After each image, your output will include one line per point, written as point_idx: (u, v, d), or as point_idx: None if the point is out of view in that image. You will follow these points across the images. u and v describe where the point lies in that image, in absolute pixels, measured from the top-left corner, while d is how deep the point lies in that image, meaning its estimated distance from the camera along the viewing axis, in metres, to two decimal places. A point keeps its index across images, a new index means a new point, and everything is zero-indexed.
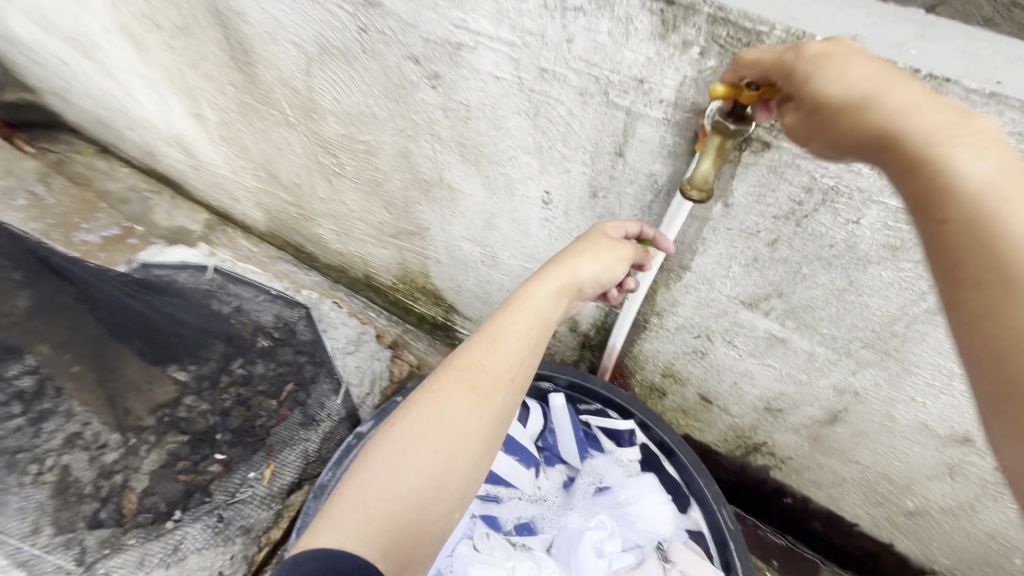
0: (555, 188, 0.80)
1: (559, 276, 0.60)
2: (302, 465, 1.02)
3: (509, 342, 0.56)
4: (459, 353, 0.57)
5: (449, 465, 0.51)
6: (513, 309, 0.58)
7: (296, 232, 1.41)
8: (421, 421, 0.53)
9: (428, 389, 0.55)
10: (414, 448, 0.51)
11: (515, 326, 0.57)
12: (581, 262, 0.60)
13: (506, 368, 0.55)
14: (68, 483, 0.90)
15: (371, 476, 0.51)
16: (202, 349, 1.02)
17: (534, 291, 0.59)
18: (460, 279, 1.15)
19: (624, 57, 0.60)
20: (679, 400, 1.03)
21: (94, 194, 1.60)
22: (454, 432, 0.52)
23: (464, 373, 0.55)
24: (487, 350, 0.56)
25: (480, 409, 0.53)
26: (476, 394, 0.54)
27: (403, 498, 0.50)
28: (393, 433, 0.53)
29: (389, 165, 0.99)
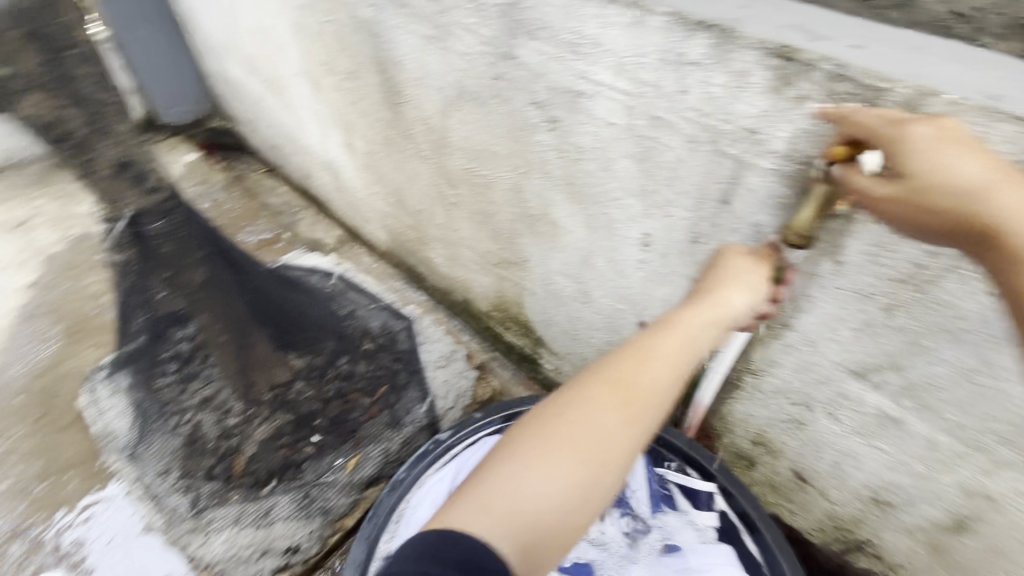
0: (656, 231, 0.82)
1: (716, 302, 0.55)
2: (382, 462, 1.08)
3: (665, 361, 0.51)
4: (606, 363, 0.51)
5: (593, 480, 0.46)
6: (662, 330, 0.53)
7: (411, 253, 1.56)
8: (565, 426, 0.47)
9: (573, 394, 0.49)
10: (560, 451, 0.46)
11: (672, 347, 0.52)
12: (734, 290, 0.56)
13: (662, 388, 0.50)
14: (196, 437, 1.05)
15: (509, 472, 0.45)
16: (317, 342, 1.12)
17: (693, 313, 0.54)
18: (552, 314, 1.18)
19: (736, 109, 0.62)
20: (769, 473, 0.94)
21: (258, 205, 1.92)
22: (600, 446, 0.46)
23: (616, 385, 0.49)
24: (644, 368, 0.50)
25: (629, 429, 0.48)
26: (626, 408, 0.49)
27: (546, 505, 0.44)
28: (533, 429, 0.48)
29: (501, 198, 1.07)
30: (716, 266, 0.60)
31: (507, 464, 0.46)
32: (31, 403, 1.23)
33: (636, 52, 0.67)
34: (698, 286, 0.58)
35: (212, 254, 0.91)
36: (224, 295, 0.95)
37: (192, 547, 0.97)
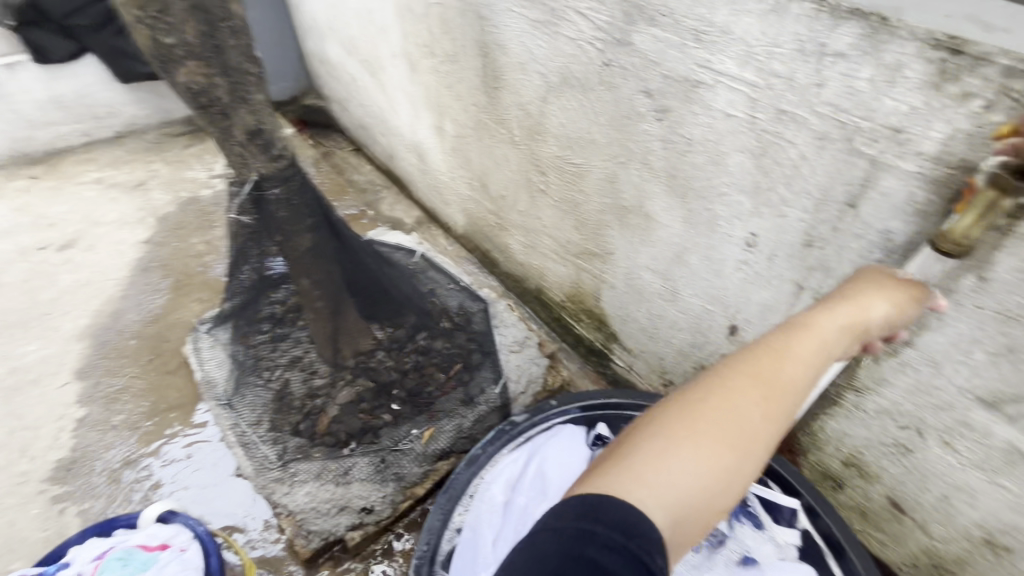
0: (765, 231, 0.78)
1: (855, 309, 0.56)
2: (454, 438, 1.13)
3: (803, 357, 0.52)
4: (747, 355, 0.53)
5: (737, 464, 0.47)
6: (800, 329, 0.55)
7: (487, 238, 1.57)
8: (712, 411, 0.49)
9: (716, 381, 0.51)
10: (708, 433, 0.48)
11: (812, 344, 0.53)
12: (873, 301, 0.56)
13: (800, 383, 0.52)
14: (285, 394, 1.12)
15: (657, 448, 0.47)
16: (400, 315, 1.14)
17: (830, 315, 0.55)
18: (631, 310, 1.16)
19: (882, 105, 0.58)
20: (859, 498, 0.88)
21: (344, 182, 2.01)
22: (746, 433, 0.48)
23: (760, 377, 0.51)
24: (783, 362, 0.52)
25: (772, 420, 0.49)
26: (770, 400, 0.50)
27: (694, 483, 0.46)
28: (676, 411, 0.50)
29: (593, 188, 1.06)
30: (851, 279, 0.60)
31: (654, 441, 0.48)
32: (143, 347, 1.36)
33: (769, 42, 0.64)
34: (832, 293, 0.58)
35: (322, 225, 0.95)
36: (325, 261, 0.97)
37: (278, 494, 1.05)
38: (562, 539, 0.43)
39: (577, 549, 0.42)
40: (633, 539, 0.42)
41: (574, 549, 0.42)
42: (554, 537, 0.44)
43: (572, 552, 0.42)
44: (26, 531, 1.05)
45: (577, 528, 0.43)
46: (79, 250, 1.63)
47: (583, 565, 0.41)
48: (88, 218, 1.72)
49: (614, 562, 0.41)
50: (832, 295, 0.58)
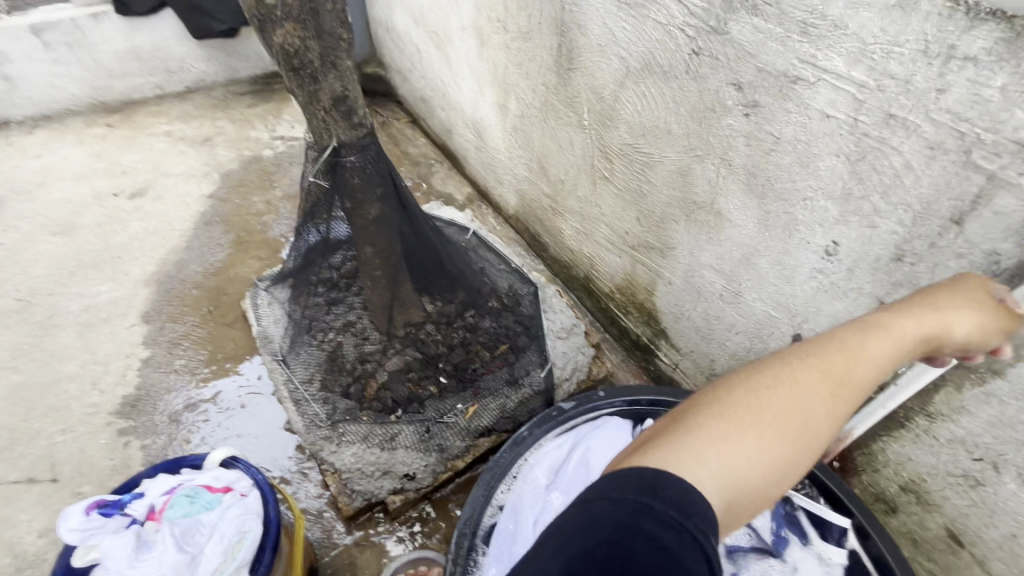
0: (849, 240, 0.75)
1: (938, 318, 0.53)
2: (497, 417, 1.14)
3: (879, 358, 0.50)
4: (816, 350, 0.51)
5: (795, 457, 0.46)
6: (877, 330, 0.52)
7: (539, 221, 1.56)
8: (777, 401, 0.47)
9: (783, 372, 0.49)
10: (772, 421, 0.46)
11: (889, 346, 0.51)
12: (958, 314, 0.54)
13: (868, 384, 0.50)
14: (338, 357, 1.15)
15: (718, 431, 0.46)
16: (452, 291, 1.15)
17: (911, 320, 0.53)
18: (685, 308, 1.14)
19: (1012, 117, 0.54)
20: (913, 525, 0.85)
21: (399, 153, 2.03)
22: (807, 428, 0.47)
23: (829, 373, 0.49)
24: (858, 361, 0.50)
25: (835, 419, 0.48)
26: (837, 398, 0.48)
27: (752, 470, 0.45)
28: (738, 396, 0.48)
29: (661, 179, 1.03)
30: (937, 289, 0.57)
31: (716, 423, 0.47)
32: (204, 298, 1.42)
33: (888, 40, 0.60)
34: (913, 298, 0.56)
35: (392, 194, 0.95)
36: (387, 230, 0.98)
37: (325, 452, 1.09)
38: (618, 510, 0.41)
39: (636, 523, 0.39)
40: (689, 517, 0.41)
41: (630, 520, 0.40)
42: (608, 504, 0.41)
43: (626, 525, 0.40)
44: (93, 459, 1.12)
45: (634, 501, 0.41)
46: (148, 199, 1.70)
47: (639, 539, 0.39)
48: (158, 170, 1.79)
49: (672, 538, 0.39)
50: (913, 301, 0.55)
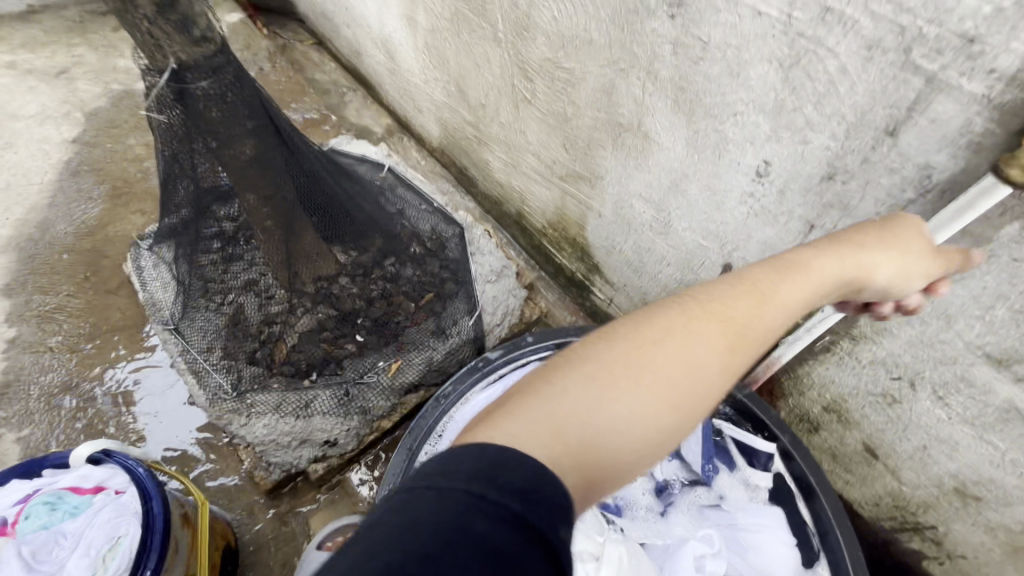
0: (781, 159, 0.69)
1: (849, 257, 0.49)
2: (423, 370, 1.07)
3: (781, 307, 0.46)
4: (716, 296, 0.46)
5: (675, 422, 0.42)
6: (786, 272, 0.48)
7: (465, 153, 1.42)
8: (660, 357, 0.43)
9: (676, 324, 0.44)
10: (652, 383, 0.42)
11: (792, 293, 0.47)
12: (876, 254, 0.50)
13: (767, 336, 0.46)
14: (239, 320, 1.03)
15: (589, 395, 0.41)
16: (365, 239, 1.03)
17: (818, 262, 0.49)
18: (618, 241, 1.07)
19: (958, 5, 0.47)
20: (833, 442, 0.87)
21: (304, 81, 1.78)
22: (692, 388, 0.43)
23: (726, 325, 0.45)
24: (757, 312, 0.45)
25: (725, 377, 0.44)
26: (730, 354, 0.44)
27: (621, 439, 0.41)
28: (620, 351, 0.43)
29: (586, 99, 0.92)
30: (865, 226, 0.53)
31: (590, 387, 0.41)
32: (77, 262, 1.22)
33: None
34: (833, 237, 0.52)
35: (269, 128, 0.80)
36: (267, 175, 0.83)
37: (234, 425, 0.99)
38: (441, 506, 0.32)
39: (461, 521, 0.32)
40: (534, 506, 0.34)
41: (454, 523, 0.32)
42: (433, 498, 0.33)
43: (446, 531, 0.31)
44: None
45: (465, 492, 0.33)
46: None
47: (466, 540, 0.31)
48: (2, 111, 1.49)
49: (505, 538, 0.32)
50: (828, 239, 0.51)
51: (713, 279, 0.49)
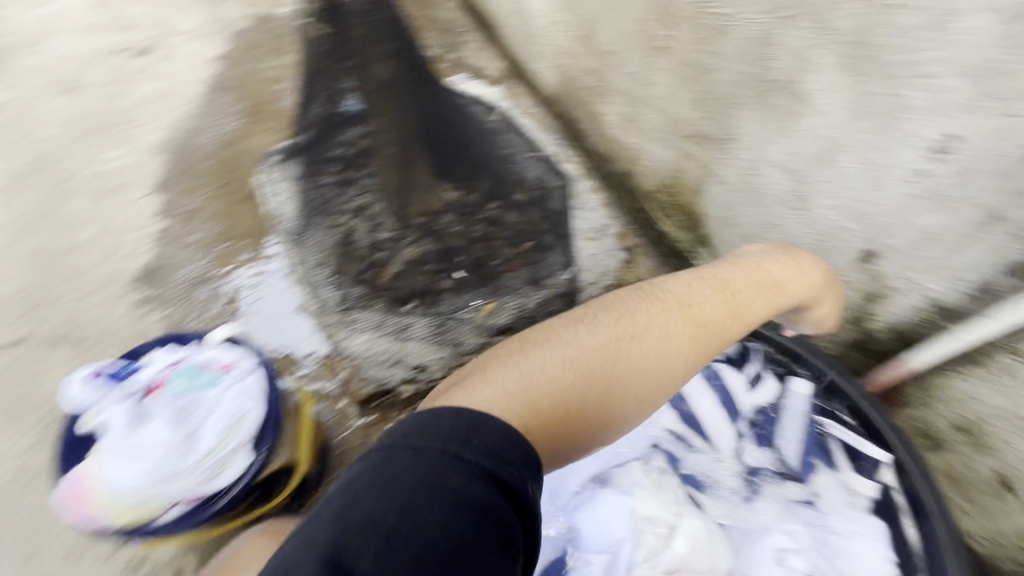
0: (974, 134, 0.59)
1: (777, 287, 0.67)
2: (515, 316, 1.09)
3: (724, 306, 0.63)
4: (685, 309, 0.61)
5: (633, 405, 0.58)
6: (736, 297, 0.64)
7: (579, 103, 1.37)
8: (634, 355, 0.58)
9: (647, 328, 0.59)
10: (630, 355, 0.58)
11: (737, 305, 0.64)
12: (795, 284, 0.69)
13: (718, 345, 0.62)
14: (348, 241, 1.07)
15: (572, 378, 0.55)
16: (472, 179, 1.07)
17: (747, 273, 0.66)
18: (739, 212, 0.99)
19: None
20: (956, 463, 0.79)
21: (427, 16, 1.78)
22: (654, 379, 0.58)
23: (691, 333, 0.60)
24: (710, 316, 0.62)
25: (678, 373, 0.60)
26: (687, 357, 0.60)
27: (592, 415, 0.56)
28: (601, 348, 0.57)
29: (732, 49, 0.83)
30: (784, 249, 0.72)
31: (576, 357, 0.56)
32: (216, 169, 1.34)
33: None
34: (769, 269, 0.68)
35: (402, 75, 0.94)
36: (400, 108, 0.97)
37: (339, 336, 1.08)
38: (421, 466, 0.44)
39: (439, 478, 0.43)
40: (506, 465, 0.46)
41: (431, 476, 0.43)
42: (412, 458, 0.44)
43: (422, 488, 0.43)
44: (119, 328, 1.14)
45: (443, 453, 0.44)
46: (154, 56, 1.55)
47: (441, 495, 0.43)
48: (163, 23, 1.62)
49: (475, 489, 0.43)
50: (748, 255, 0.70)
51: (665, 276, 0.65)
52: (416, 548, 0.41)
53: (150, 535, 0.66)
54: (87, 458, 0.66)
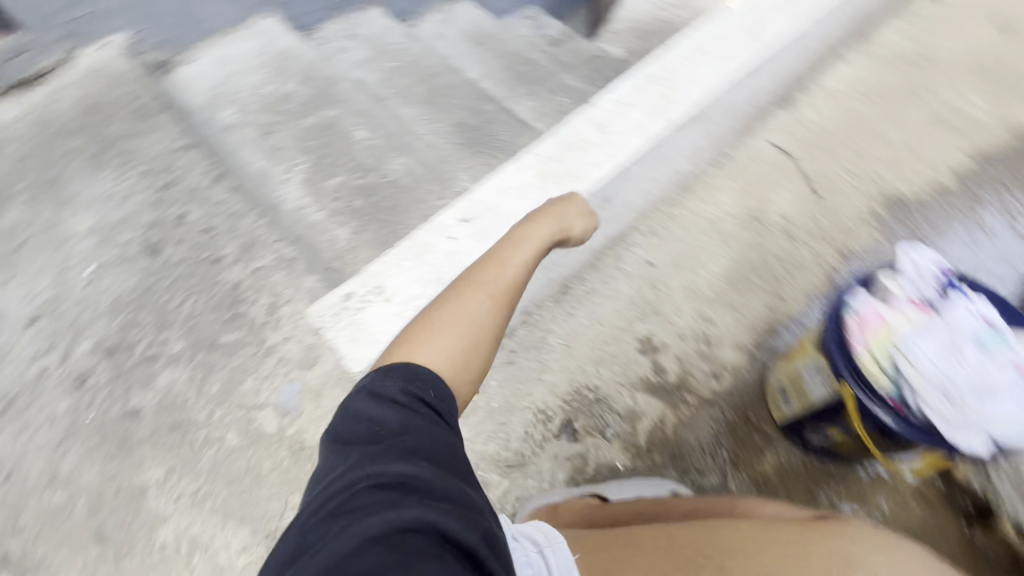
0: None
1: (552, 221, 0.83)
2: None
3: (519, 255, 0.78)
4: (483, 274, 0.75)
5: (478, 339, 0.70)
6: (511, 244, 0.79)
7: None
8: (455, 313, 0.71)
9: (459, 296, 0.72)
10: (456, 315, 0.70)
11: (509, 253, 0.78)
12: (567, 212, 0.85)
13: (510, 285, 0.75)
14: None
15: (428, 333, 0.68)
16: None
17: (538, 229, 0.81)
18: None
19: None
20: None
21: None
22: (478, 326, 0.71)
23: (487, 287, 0.74)
24: (500, 275, 0.75)
25: (492, 312, 0.72)
26: (491, 302, 0.73)
27: (461, 352, 0.68)
28: (436, 319, 0.70)
29: None
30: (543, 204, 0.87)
31: (441, 323, 0.70)
32: None
33: None
34: (534, 212, 0.85)
35: None
36: None
37: None
38: (357, 399, 0.59)
39: (360, 399, 0.59)
40: (412, 381, 0.61)
41: (360, 402, 0.59)
42: (357, 400, 0.59)
43: (362, 414, 0.58)
44: (841, 212, 1.23)
45: (361, 395, 0.59)
46: None
47: (375, 401, 0.58)
48: None
49: (392, 391, 0.59)
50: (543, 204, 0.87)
51: (470, 266, 0.77)
52: (374, 432, 0.56)
53: (864, 392, 0.74)
54: (891, 312, 0.75)
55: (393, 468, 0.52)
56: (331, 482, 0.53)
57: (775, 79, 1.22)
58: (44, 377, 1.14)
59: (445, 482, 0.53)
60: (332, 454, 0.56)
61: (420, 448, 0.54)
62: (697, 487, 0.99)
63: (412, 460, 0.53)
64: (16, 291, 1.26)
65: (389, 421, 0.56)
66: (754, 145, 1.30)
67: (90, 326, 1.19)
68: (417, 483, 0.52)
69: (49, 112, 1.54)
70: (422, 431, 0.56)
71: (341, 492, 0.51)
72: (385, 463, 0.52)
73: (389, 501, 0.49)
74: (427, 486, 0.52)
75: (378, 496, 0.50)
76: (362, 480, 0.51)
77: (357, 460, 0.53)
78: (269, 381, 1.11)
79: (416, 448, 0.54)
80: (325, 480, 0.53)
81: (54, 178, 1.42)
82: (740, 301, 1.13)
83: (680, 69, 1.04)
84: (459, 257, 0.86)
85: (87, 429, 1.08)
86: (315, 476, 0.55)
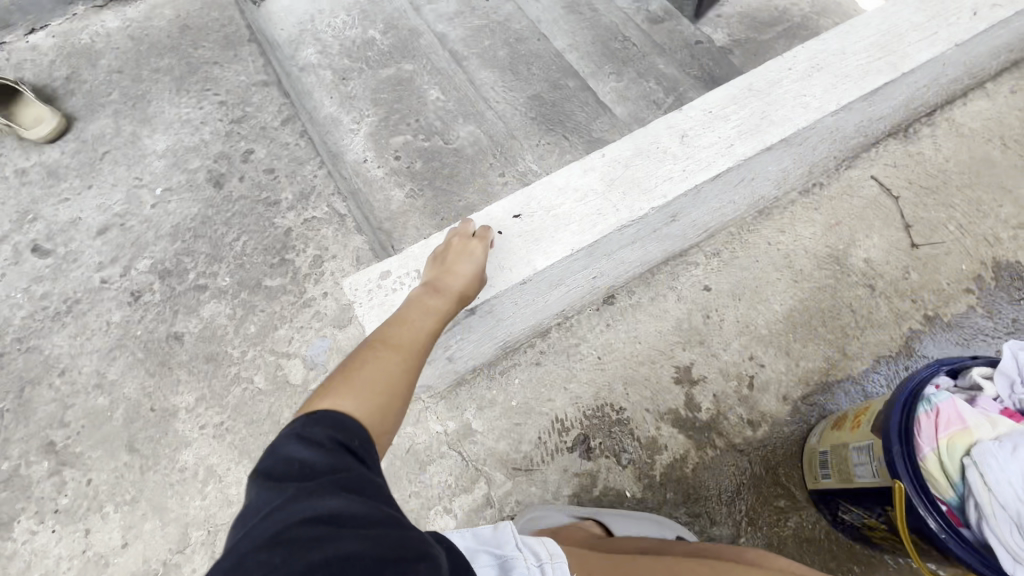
0: None
1: (452, 270, 0.77)
2: None
3: (427, 309, 0.73)
4: (391, 331, 0.70)
5: (397, 391, 0.64)
6: (416, 302, 0.74)
7: None
8: (370, 368, 0.64)
9: (371, 353, 0.66)
10: (371, 369, 0.64)
11: (416, 312, 0.73)
12: (464, 259, 0.78)
13: (419, 339, 0.70)
14: None
15: (344, 386, 0.61)
16: None
17: (440, 279, 0.76)
18: None
19: None
20: None
21: None
22: (395, 378, 0.64)
23: (395, 342, 0.68)
24: (408, 330, 0.70)
25: (405, 364, 0.67)
26: (402, 354, 0.67)
27: (384, 403, 0.61)
28: (349, 375, 0.63)
29: None
30: (436, 254, 0.81)
31: (356, 376, 0.63)
32: None
33: None
34: (434, 266, 0.79)
35: None
36: None
37: None
38: (280, 444, 0.52)
39: (281, 447, 0.52)
40: (336, 431, 0.54)
41: (279, 452, 0.51)
42: (281, 446, 0.52)
43: (279, 463, 0.50)
44: (938, 271, 1.08)
45: (283, 446, 0.52)
46: None
47: (301, 444, 0.51)
48: None
49: (313, 441, 0.52)
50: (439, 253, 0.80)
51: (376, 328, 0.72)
52: (299, 472, 0.49)
53: (922, 493, 0.65)
54: (987, 417, 0.66)
55: (330, 502, 0.47)
56: (263, 519, 0.46)
57: (896, 106, 1.07)
58: (105, 286, 1.21)
59: (380, 512, 0.49)
60: (259, 492, 0.48)
61: (356, 483, 0.50)
62: (704, 536, 0.93)
63: (348, 495, 0.48)
64: (93, 198, 1.33)
65: (321, 461, 0.50)
66: (852, 177, 1.16)
67: (151, 246, 1.25)
68: (354, 517, 0.47)
69: (145, 27, 1.58)
70: (352, 470, 0.51)
71: (271, 531, 0.44)
72: (319, 498, 0.47)
73: (326, 535, 0.44)
74: (362, 518, 0.47)
75: (316, 532, 0.44)
76: (298, 515, 0.45)
77: (291, 494, 0.47)
78: (302, 333, 1.13)
79: (351, 484, 0.49)
80: (252, 521, 0.46)
81: (141, 94, 1.47)
82: (796, 348, 1.04)
83: (786, 83, 0.93)
84: (496, 254, 0.83)
85: (134, 343, 1.15)
86: (241, 518, 0.48)
